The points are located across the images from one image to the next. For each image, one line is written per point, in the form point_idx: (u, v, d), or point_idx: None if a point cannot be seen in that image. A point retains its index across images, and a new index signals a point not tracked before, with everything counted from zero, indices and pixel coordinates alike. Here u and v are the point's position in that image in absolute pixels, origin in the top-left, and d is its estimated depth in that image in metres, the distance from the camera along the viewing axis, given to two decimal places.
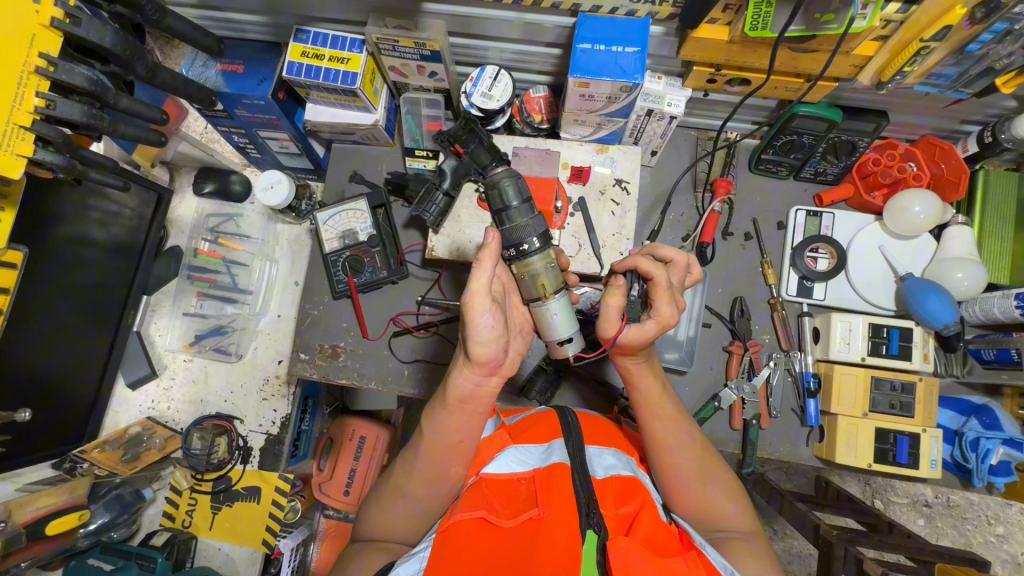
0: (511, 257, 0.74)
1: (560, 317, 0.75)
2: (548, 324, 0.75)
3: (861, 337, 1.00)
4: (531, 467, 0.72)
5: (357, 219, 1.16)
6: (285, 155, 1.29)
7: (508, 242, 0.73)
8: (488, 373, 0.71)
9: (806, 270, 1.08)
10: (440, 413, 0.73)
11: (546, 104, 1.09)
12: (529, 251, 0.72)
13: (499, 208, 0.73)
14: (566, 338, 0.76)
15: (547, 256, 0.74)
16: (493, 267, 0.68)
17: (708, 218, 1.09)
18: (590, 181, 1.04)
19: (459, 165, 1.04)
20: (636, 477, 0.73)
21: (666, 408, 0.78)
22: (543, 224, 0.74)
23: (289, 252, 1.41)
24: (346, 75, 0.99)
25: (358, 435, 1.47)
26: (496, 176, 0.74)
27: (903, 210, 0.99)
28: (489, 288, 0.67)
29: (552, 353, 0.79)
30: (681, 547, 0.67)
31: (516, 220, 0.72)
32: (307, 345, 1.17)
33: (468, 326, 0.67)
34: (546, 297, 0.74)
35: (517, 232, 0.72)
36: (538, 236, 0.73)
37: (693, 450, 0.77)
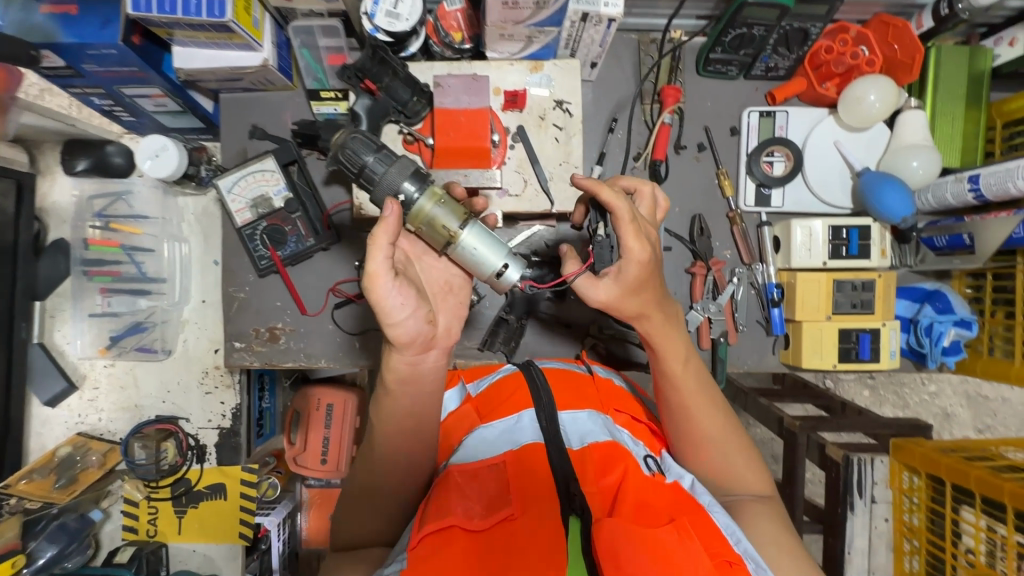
0: (399, 215, 0.67)
1: (480, 247, 0.66)
2: (471, 258, 0.67)
3: (822, 240, 0.98)
4: (501, 451, 0.66)
5: (268, 182, 0.99)
6: (165, 114, 1.08)
7: (385, 199, 0.67)
8: (422, 350, 0.63)
9: (761, 177, 1.03)
10: (386, 403, 0.66)
11: (465, 18, 0.93)
12: (408, 199, 0.66)
13: (358, 171, 0.67)
14: (501, 266, 0.67)
15: (433, 195, 0.66)
16: (391, 238, 0.58)
17: (659, 132, 1.00)
18: (528, 106, 0.92)
19: (375, 105, 0.89)
20: (616, 440, 0.68)
21: (687, 369, 0.72)
22: (412, 162, 0.67)
23: (200, 227, 1.24)
24: (210, 5, 0.79)
25: (325, 402, 1.36)
26: (341, 140, 0.68)
27: (859, 100, 0.94)
28: (390, 264, 0.58)
29: (498, 289, 0.71)
30: (672, 501, 0.63)
31: (380, 173, 0.66)
32: (241, 333, 1.05)
33: (377, 311, 0.58)
34: (454, 236, 0.66)
35: (387, 182, 0.66)
36: (410, 177, 0.66)
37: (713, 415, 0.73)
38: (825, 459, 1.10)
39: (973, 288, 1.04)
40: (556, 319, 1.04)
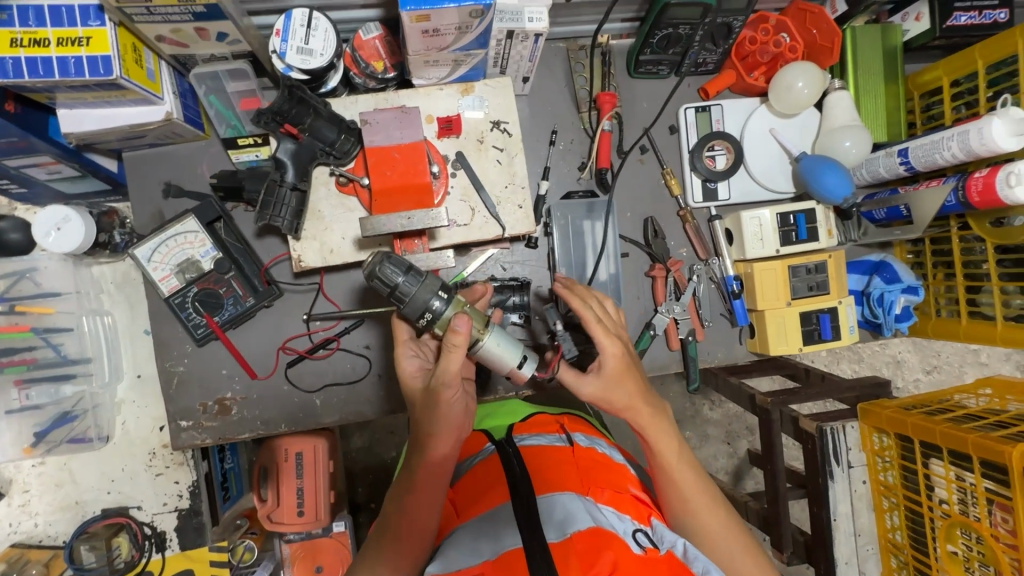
0: (429, 324, 0.72)
1: (503, 347, 0.73)
2: (497, 357, 0.73)
3: (772, 230, 0.99)
4: (483, 561, 0.62)
5: (194, 244, 0.91)
6: (61, 181, 0.97)
7: (417, 312, 0.71)
8: (459, 437, 0.76)
9: (706, 172, 1.03)
10: (406, 494, 0.73)
11: (384, 45, 0.87)
12: (439, 310, 0.72)
13: (389, 291, 0.70)
14: (521, 360, 0.73)
15: (458, 304, 0.73)
16: (461, 352, 0.70)
17: (601, 140, 0.98)
18: (464, 130, 0.88)
19: (299, 149, 0.83)
20: (600, 525, 0.62)
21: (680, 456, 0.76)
22: (438, 279, 0.73)
23: (122, 297, 1.12)
24: (92, 62, 0.71)
25: (292, 452, 1.16)
26: (370, 264, 0.71)
27: (789, 88, 0.95)
28: (457, 369, 0.72)
29: (518, 380, 0.77)
30: None
31: (411, 292, 0.71)
32: (187, 410, 0.96)
33: (441, 404, 0.73)
34: (480, 336, 0.72)
35: (419, 301, 0.71)
36: (437, 292, 0.72)
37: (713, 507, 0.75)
38: (800, 432, 1.13)
39: (914, 254, 1.09)
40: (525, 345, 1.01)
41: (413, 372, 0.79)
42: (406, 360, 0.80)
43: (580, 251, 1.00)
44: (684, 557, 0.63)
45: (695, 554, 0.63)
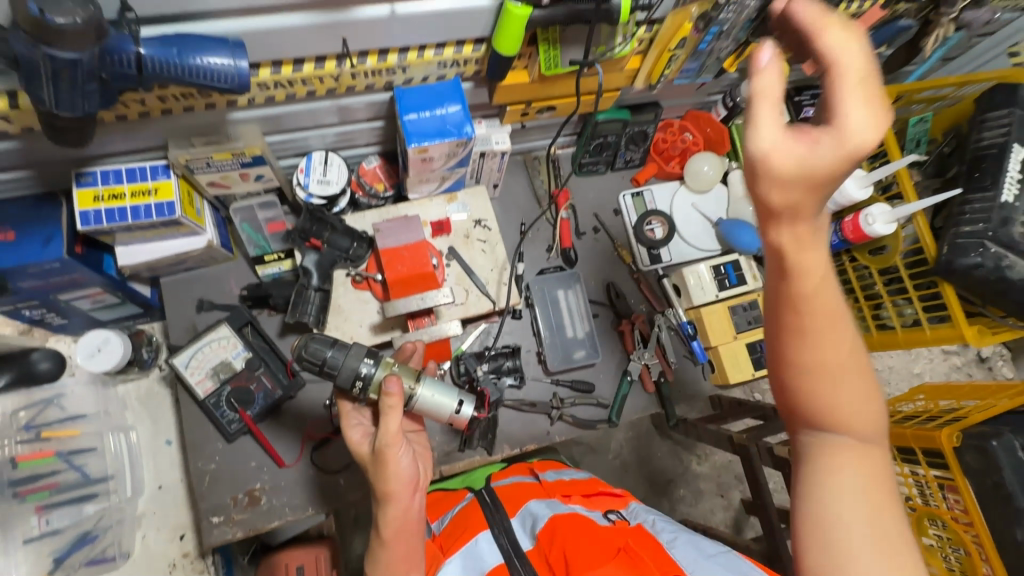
0: (363, 389, 0.80)
1: (436, 394, 0.83)
2: (434, 406, 0.84)
3: (709, 280, 1.22)
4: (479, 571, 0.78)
5: (225, 348, 1.04)
6: (100, 310, 1.09)
7: (349, 380, 0.80)
8: (411, 492, 0.81)
9: (649, 243, 1.26)
10: (383, 552, 0.79)
11: (383, 172, 1.11)
12: (369, 373, 0.80)
13: (320, 366, 0.79)
14: (456, 403, 0.84)
15: (385, 364, 0.83)
16: (397, 409, 0.78)
17: (561, 226, 1.23)
18: (452, 229, 1.09)
19: (321, 258, 1.01)
20: (559, 513, 0.81)
21: (855, 371, 0.55)
22: (362, 346, 0.82)
23: (145, 412, 1.21)
24: (159, 207, 0.89)
25: (293, 566, 1.16)
26: (300, 344, 0.80)
27: (697, 171, 1.26)
28: (400, 425, 0.79)
29: (459, 425, 0.87)
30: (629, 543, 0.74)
31: (341, 361, 0.79)
32: (218, 506, 1.02)
33: (390, 462, 0.79)
34: (413, 389, 0.83)
35: (348, 368, 0.79)
36: (365, 356, 0.81)
37: (847, 378, 0.55)
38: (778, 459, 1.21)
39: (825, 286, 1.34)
40: (523, 402, 1.15)
41: (359, 439, 0.85)
42: (353, 429, 0.86)
43: (557, 317, 1.19)
44: (649, 526, 0.81)
45: (659, 522, 0.81)
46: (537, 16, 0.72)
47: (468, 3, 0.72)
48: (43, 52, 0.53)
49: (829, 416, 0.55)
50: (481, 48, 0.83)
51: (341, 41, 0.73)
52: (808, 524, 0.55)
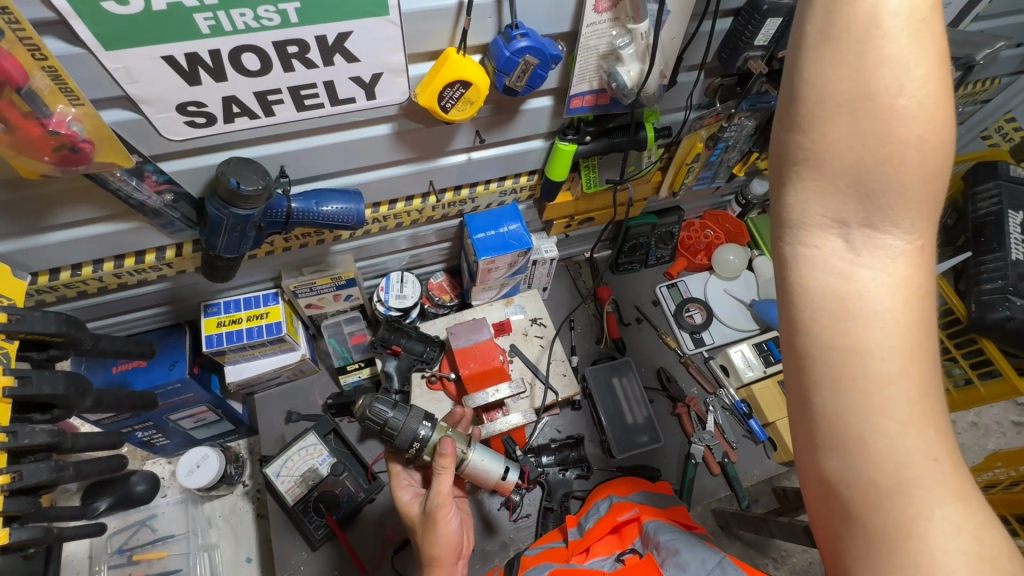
0: (419, 450, 0.85)
1: (487, 460, 0.88)
2: (484, 470, 0.88)
3: (754, 357, 1.29)
4: None
5: (313, 454, 1.12)
6: (200, 428, 1.20)
7: (408, 442, 0.84)
8: (456, 559, 0.83)
9: (690, 328, 1.37)
10: None
11: (448, 284, 1.27)
12: (426, 435, 0.85)
13: (381, 426, 0.84)
14: (505, 470, 0.89)
15: (441, 428, 0.87)
16: (450, 472, 0.82)
17: (608, 319, 1.34)
18: (512, 328, 1.22)
19: (401, 362, 1.14)
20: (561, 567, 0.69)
21: (917, 174, 0.43)
22: (422, 409, 0.87)
23: (228, 529, 1.24)
24: (270, 326, 1.04)
25: None
26: (361, 405, 0.85)
27: (724, 259, 1.39)
28: (452, 488, 0.83)
29: (503, 490, 0.91)
30: None
31: (401, 424, 0.84)
32: None
33: (439, 525, 0.81)
34: (465, 454, 0.87)
35: (408, 430, 0.84)
36: (423, 420, 0.86)
37: (902, 197, 0.44)
38: None
39: None
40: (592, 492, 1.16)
41: (409, 500, 0.89)
42: (402, 491, 0.90)
43: (616, 404, 1.25)
44: (661, 549, 0.69)
45: (667, 542, 0.69)
46: (582, 150, 0.90)
47: (527, 146, 0.93)
48: (230, 210, 0.72)
49: (835, 279, 0.46)
50: (534, 176, 1.03)
51: (428, 182, 0.93)
52: (817, 427, 0.46)
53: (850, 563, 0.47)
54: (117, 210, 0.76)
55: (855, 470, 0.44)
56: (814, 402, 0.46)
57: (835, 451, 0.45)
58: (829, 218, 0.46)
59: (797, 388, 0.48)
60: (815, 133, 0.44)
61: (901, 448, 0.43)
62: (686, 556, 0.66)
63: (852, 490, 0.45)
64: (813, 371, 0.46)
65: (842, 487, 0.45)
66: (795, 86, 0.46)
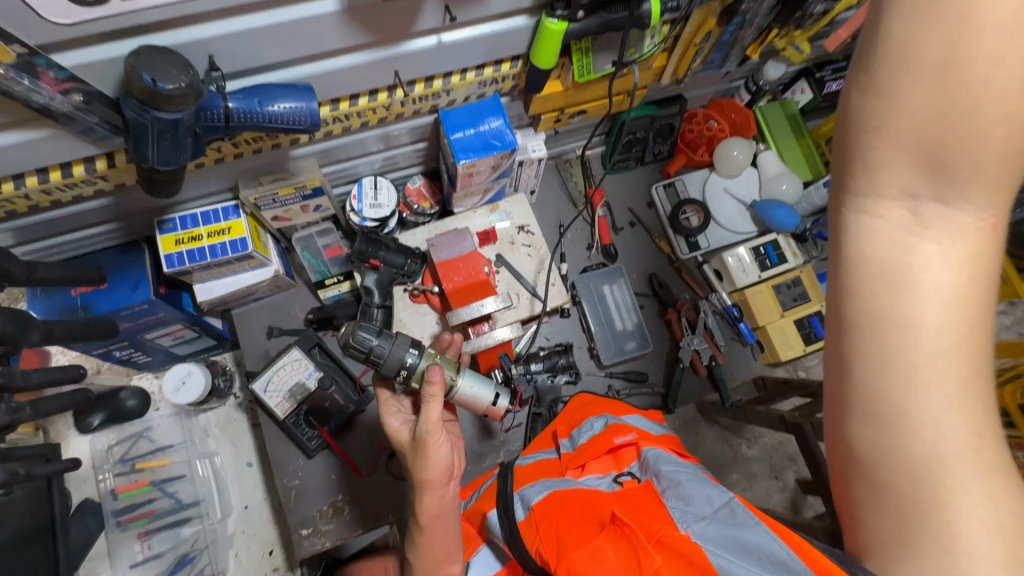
0: (405, 378, 0.82)
1: (477, 387, 0.85)
2: (474, 396, 0.85)
3: (750, 261, 1.24)
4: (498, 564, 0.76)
5: (299, 369, 1.10)
6: (181, 345, 1.17)
7: (394, 369, 0.81)
8: (446, 482, 0.81)
9: (686, 232, 1.29)
10: (419, 541, 0.78)
11: (427, 189, 1.17)
12: (413, 363, 0.81)
13: (365, 353, 0.80)
14: (495, 395, 0.87)
15: (429, 354, 0.84)
16: (441, 397, 0.79)
17: (600, 224, 1.27)
18: (499, 237, 1.15)
19: (381, 276, 1.06)
20: (557, 489, 0.71)
21: (1002, 151, 0.39)
22: (407, 336, 0.83)
23: (226, 437, 1.27)
24: (234, 243, 0.96)
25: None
26: (345, 332, 0.80)
27: (728, 156, 1.27)
28: (441, 414, 0.80)
29: (494, 415, 0.90)
30: (636, 506, 0.66)
31: (386, 352, 0.80)
32: (306, 519, 1.08)
33: (429, 449, 0.79)
34: (455, 381, 0.84)
35: (394, 358, 0.80)
36: (410, 347, 0.82)
37: (982, 176, 0.39)
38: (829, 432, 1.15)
39: None
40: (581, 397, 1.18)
41: (398, 426, 0.86)
42: (392, 416, 0.87)
43: (606, 311, 1.24)
44: (662, 481, 0.70)
45: (671, 473, 0.70)
46: (572, 29, 0.76)
47: (508, 25, 0.78)
48: (152, 115, 0.60)
49: (895, 250, 0.42)
50: (519, 63, 0.89)
51: (393, 73, 0.79)
52: (849, 396, 0.45)
53: (869, 534, 0.46)
54: (19, 116, 0.63)
55: (887, 441, 0.43)
56: (853, 369, 0.44)
57: (866, 421, 0.44)
58: (898, 189, 0.42)
59: (834, 355, 0.46)
60: (893, 99, 0.40)
61: (942, 421, 0.41)
62: (687, 491, 0.66)
63: (881, 460, 0.43)
64: (856, 339, 0.44)
65: (870, 456, 0.44)
66: (878, 39, 0.40)
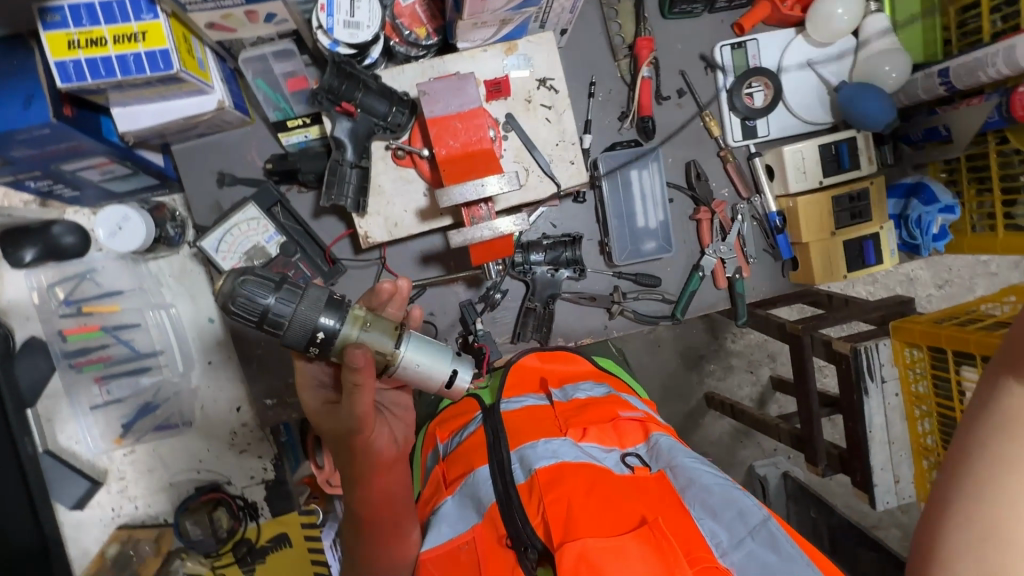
0: (320, 351, 0.66)
1: (424, 361, 0.69)
2: (420, 373, 0.69)
3: (814, 162, 1.01)
4: (469, 526, 0.70)
5: (257, 231, 0.92)
6: (114, 181, 0.97)
7: (303, 342, 0.65)
8: (392, 465, 0.73)
9: (744, 111, 1.04)
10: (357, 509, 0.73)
11: (423, 10, 0.87)
12: (329, 333, 0.65)
13: (264, 319, 0.64)
14: (449, 372, 0.70)
15: (354, 319, 0.67)
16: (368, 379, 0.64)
17: (641, 87, 1.00)
18: (512, 91, 0.89)
19: (356, 127, 0.83)
20: (577, 462, 0.68)
21: None
22: (321, 291, 0.66)
23: (183, 289, 1.13)
24: (151, 57, 0.70)
25: None
26: (230, 289, 0.63)
27: (829, 17, 0.96)
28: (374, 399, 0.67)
29: (452, 395, 0.73)
30: (650, 498, 0.65)
31: (290, 318, 0.64)
32: (270, 388, 1.01)
33: (365, 436, 0.69)
34: (393, 356, 0.68)
35: (303, 324, 0.64)
36: (325, 310, 0.65)
37: None
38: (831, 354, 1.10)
39: (947, 172, 1.10)
40: (581, 296, 1.04)
41: (319, 408, 0.72)
42: (310, 396, 0.73)
43: (628, 201, 1.03)
44: (675, 471, 0.69)
45: (687, 466, 0.68)
46: None
47: None
48: None
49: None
50: None
51: None
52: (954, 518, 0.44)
53: None
54: None
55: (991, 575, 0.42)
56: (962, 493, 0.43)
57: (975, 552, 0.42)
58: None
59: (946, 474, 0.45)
60: None
61: None
62: (716, 501, 0.64)
63: None
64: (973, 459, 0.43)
65: None
66: None
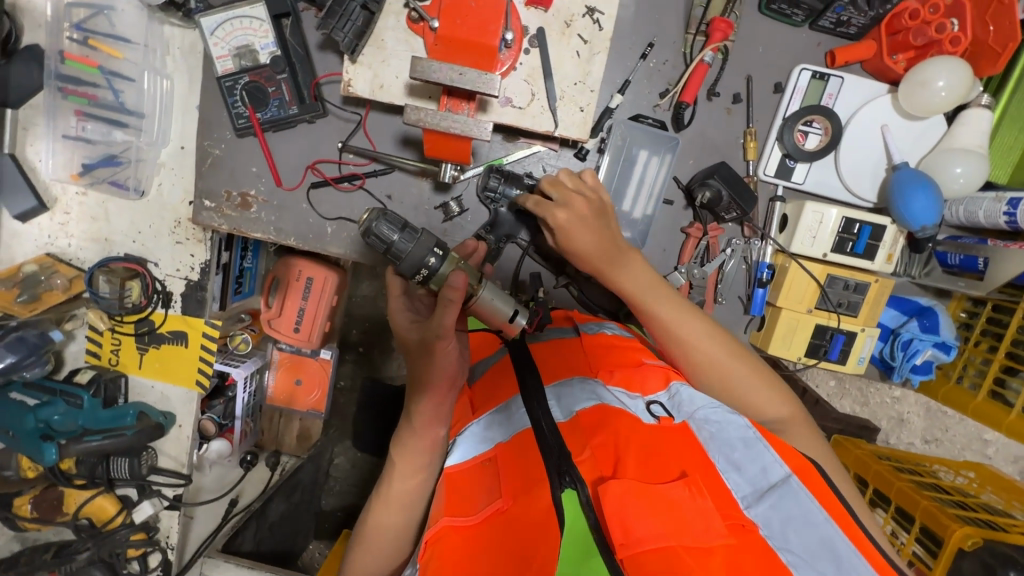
0: (423, 281, 0.70)
1: (496, 298, 0.74)
2: (492, 309, 0.74)
3: (830, 230, 0.90)
4: (494, 444, 0.64)
5: (256, 32, 0.90)
6: None
7: (412, 269, 0.69)
8: (448, 389, 0.71)
9: (789, 148, 0.93)
10: (406, 432, 0.73)
11: None
12: (434, 265, 0.70)
13: (384, 249, 0.68)
14: (514, 313, 0.75)
15: (452, 259, 0.72)
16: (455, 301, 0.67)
17: (695, 70, 0.90)
18: (555, 7, 0.82)
19: None
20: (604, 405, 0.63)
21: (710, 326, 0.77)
22: (432, 236, 0.70)
23: (185, 65, 1.11)
24: None
25: (305, 275, 1.29)
26: (365, 219, 0.68)
27: (925, 85, 0.83)
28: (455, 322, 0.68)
29: (506, 334, 0.77)
30: (679, 449, 0.59)
31: (405, 250, 0.68)
32: (211, 192, 1.00)
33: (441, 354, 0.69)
34: (476, 289, 0.73)
35: (413, 258, 0.68)
36: (433, 249, 0.70)
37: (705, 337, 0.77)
38: None
39: (968, 314, 0.99)
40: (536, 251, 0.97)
41: (405, 326, 0.74)
42: (399, 315, 0.74)
43: (624, 180, 0.95)
44: (697, 421, 0.63)
45: (707, 416, 0.64)
46: None
47: None
48: None
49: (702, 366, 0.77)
50: None
51: None
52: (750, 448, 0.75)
53: None
54: None
55: None
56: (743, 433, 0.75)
57: None
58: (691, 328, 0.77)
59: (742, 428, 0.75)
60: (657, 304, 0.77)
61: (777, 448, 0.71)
62: (740, 454, 0.57)
63: None
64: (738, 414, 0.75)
65: None
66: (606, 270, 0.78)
